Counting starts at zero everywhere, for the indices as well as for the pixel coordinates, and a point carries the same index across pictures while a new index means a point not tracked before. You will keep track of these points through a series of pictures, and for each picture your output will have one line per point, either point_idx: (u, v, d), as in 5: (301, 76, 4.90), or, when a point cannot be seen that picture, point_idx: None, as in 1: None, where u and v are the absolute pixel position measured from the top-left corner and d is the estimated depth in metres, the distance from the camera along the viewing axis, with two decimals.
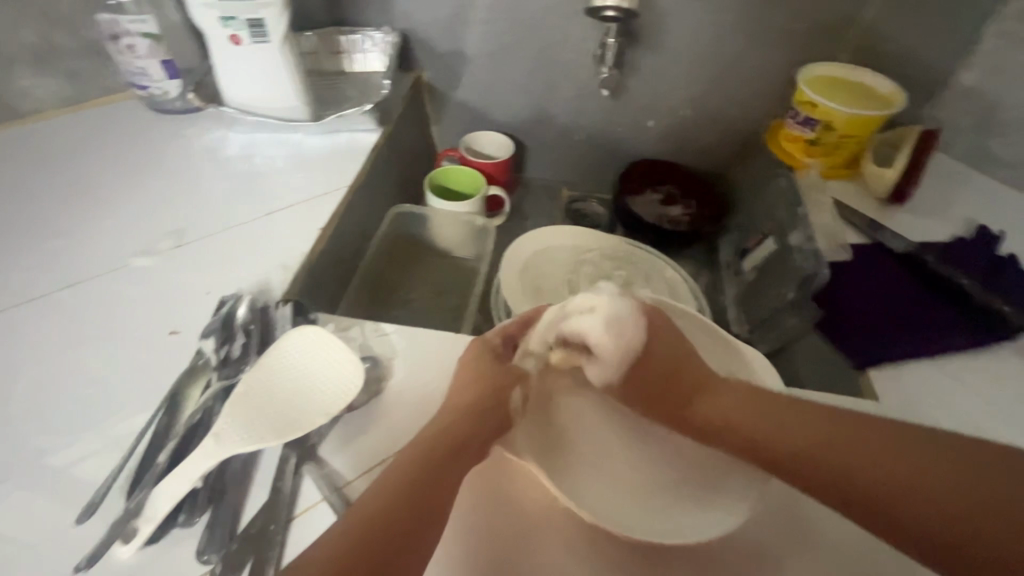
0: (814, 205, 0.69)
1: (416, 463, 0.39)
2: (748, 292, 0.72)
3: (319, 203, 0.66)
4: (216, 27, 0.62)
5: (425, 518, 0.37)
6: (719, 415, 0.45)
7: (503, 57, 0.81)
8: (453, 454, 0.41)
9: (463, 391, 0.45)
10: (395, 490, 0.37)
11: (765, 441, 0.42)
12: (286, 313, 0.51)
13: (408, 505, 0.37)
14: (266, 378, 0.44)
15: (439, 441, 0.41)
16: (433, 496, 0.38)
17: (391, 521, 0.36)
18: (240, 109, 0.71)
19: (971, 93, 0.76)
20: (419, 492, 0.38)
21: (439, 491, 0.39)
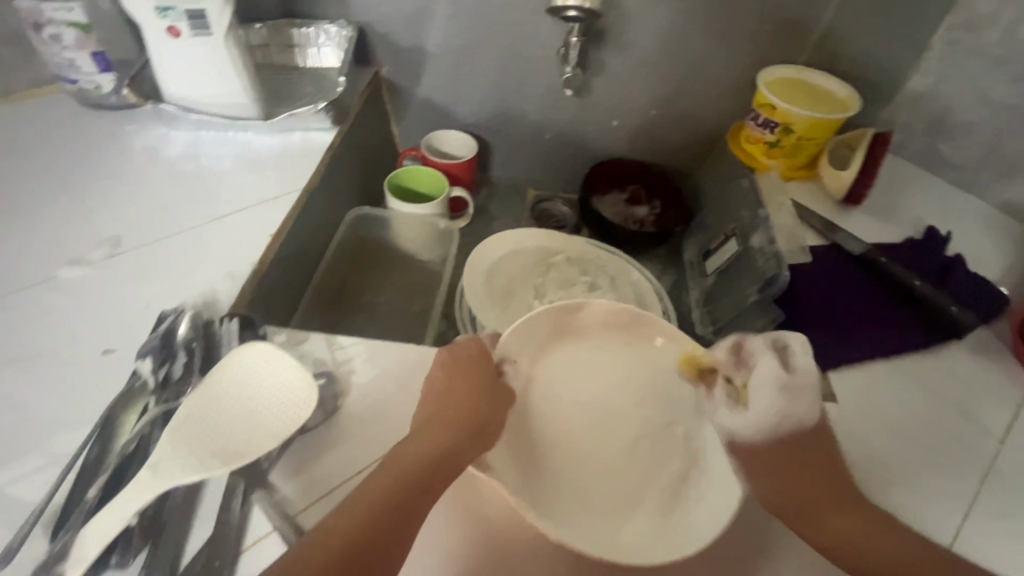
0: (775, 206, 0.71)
1: (380, 491, 0.38)
2: (713, 295, 0.72)
3: (271, 205, 0.62)
4: (152, 17, 0.58)
5: (388, 535, 0.36)
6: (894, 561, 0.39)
7: (465, 53, 0.79)
8: (422, 479, 0.39)
9: (437, 406, 0.43)
10: (350, 528, 0.36)
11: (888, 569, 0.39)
12: (231, 328, 0.46)
13: (360, 547, 0.35)
14: (210, 406, 0.41)
15: (397, 468, 0.39)
16: (394, 519, 0.37)
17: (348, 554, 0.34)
18: (179, 105, 0.66)
19: (921, 97, 0.78)
20: (372, 535, 0.36)
21: (399, 525, 0.37)
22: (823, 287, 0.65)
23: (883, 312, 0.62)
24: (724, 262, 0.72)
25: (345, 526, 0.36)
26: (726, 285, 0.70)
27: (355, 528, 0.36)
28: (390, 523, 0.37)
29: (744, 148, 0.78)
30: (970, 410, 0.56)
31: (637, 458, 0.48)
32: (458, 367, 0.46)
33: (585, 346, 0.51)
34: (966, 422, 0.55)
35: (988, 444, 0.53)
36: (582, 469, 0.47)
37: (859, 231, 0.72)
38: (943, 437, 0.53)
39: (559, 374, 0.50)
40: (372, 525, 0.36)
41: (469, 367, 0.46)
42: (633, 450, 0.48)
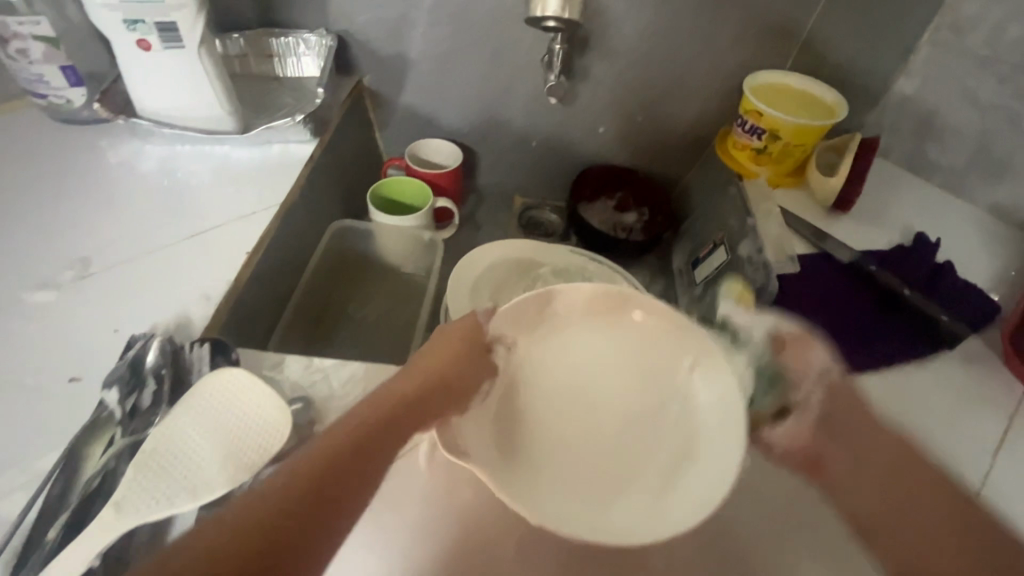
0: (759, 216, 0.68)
1: (310, 470, 0.35)
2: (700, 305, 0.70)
3: (248, 221, 0.60)
4: (121, 31, 0.56)
5: (318, 518, 0.34)
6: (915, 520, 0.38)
7: (448, 61, 0.77)
8: (374, 440, 0.38)
9: (418, 380, 0.42)
10: (296, 477, 0.34)
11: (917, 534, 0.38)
12: (200, 355, 0.44)
13: (303, 500, 0.34)
14: (178, 440, 0.40)
15: (351, 426, 0.38)
16: (319, 506, 0.34)
17: (280, 523, 0.32)
18: (152, 120, 0.64)
19: (909, 101, 0.78)
20: (299, 501, 0.33)
21: (326, 500, 0.34)
22: (811, 297, 0.64)
23: (873, 321, 0.61)
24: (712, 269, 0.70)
25: (281, 497, 0.33)
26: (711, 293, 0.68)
27: (299, 478, 0.34)
28: (319, 510, 0.34)
29: (731, 153, 0.77)
30: (961, 421, 0.55)
31: (634, 444, 0.45)
32: (445, 340, 0.44)
33: (569, 329, 0.46)
34: (957, 434, 0.54)
35: (980, 457, 0.52)
36: (579, 453, 0.44)
37: (848, 239, 0.71)
38: (935, 450, 0.52)
39: (542, 361, 0.46)
40: (317, 479, 0.35)
41: (462, 343, 0.44)
42: (629, 435, 0.45)
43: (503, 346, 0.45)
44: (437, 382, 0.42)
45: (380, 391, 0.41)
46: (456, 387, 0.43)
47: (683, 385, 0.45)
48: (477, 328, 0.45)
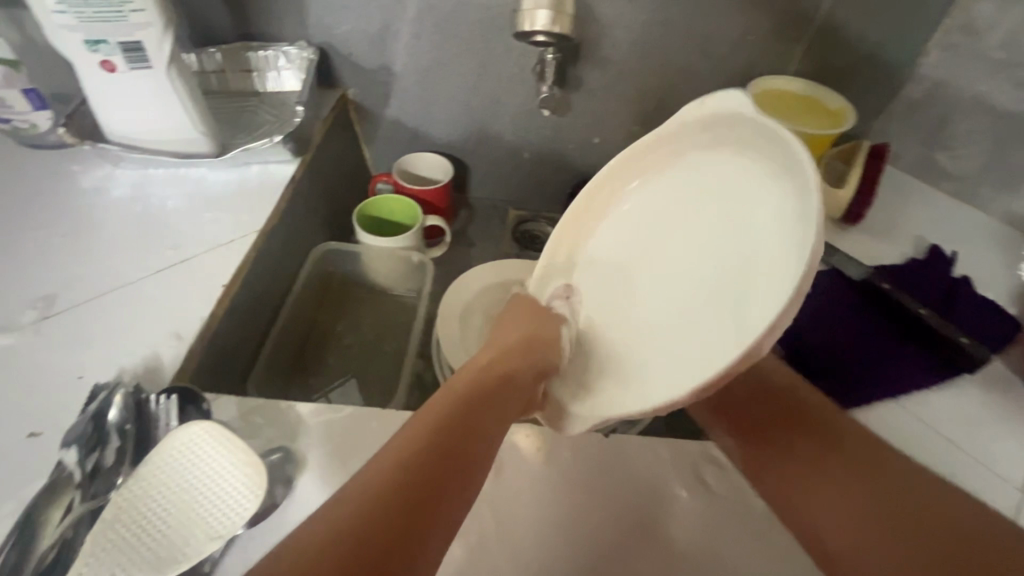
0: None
1: (434, 434, 0.34)
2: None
3: (225, 249, 0.57)
4: (83, 52, 0.53)
5: (449, 488, 0.32)
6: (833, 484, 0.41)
7: (435, 73, 0.74)
8: (484, 396, 0.39)
9: (510, 339, 0.46)
10: (397, 458, 0.32)
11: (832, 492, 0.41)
12: (169, 406, 0.42)
13: (408, 471, 0.32)
14: (142, 507, 0.37)
15: (443, 402, 0.37)
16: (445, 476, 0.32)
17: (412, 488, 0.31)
18: (122, 144, 0.61)
19: (918, 106, 0.74)
20: (428, 474, 0.32)
21: (439, 491, 0.32)
22: (820, 317, 0.61)
23: (887, 343, 0.58)
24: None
25: (403, 466, 0.32)
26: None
27: (414, 450, 0.33)
28: (455, 471, 0.33)
29: None
30: (982, 453, 0.52)
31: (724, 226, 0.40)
32: (507, 318, 0.51)
33: (606, 254, 0.50)
34: (979, 467, 0.51)
35: (1005, 492, 0.49)
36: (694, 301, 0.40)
37: (858, 253, 0.68)
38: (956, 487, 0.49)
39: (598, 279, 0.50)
40: (431, 450, 0.33)
41: (525, 314, 0.50)
42: (727, 246, 0.40)
43: (558, 298, 0.51)
44: (521, 339, 0.46)
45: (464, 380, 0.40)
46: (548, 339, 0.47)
47: (735, 175, 0.40)
48: (529, 301, 0.52)
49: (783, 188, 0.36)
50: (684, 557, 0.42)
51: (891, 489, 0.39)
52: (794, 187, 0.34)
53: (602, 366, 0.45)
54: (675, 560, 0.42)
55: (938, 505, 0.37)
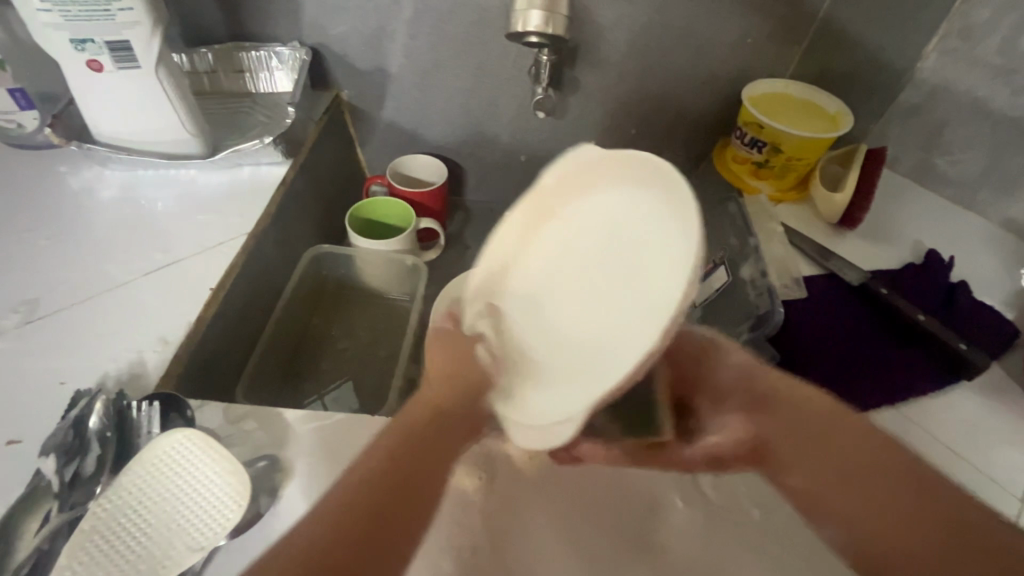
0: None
1: (335, 521, 0.32)
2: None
3: (213, 253, 0.56)
4: (69, 51, 0.52)
5: (362, 573, 0.31)
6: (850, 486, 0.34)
7: (430, 74, 0.73)
8: (430, 434, 0.37)
9: (428, 393, 0.39)
10: (335, 522, 0.32)
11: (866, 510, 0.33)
12: (152, 414, 0.41)
13: (362, 528, 0.32)
14: (119, 516, 0.36)
15: (367, 469, 0.34)
16: (355, 568, 0.31)
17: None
18: (111, 145, 0.60)
19: (917, 110, 0.74)
20: (338, 566, 0.30)
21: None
22: (817, 323, 0.60)
23: (883, 350, 0.58)
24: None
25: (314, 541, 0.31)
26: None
27: (330, 536, 0.31)
28: (367, 560, 0.31)
29: (730, 167, 0.73)
30: (983, 460, 0.51)
31: (624, 259, 0.37)
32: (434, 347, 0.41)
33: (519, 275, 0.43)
34: (980, 475, 0.50)
35: (1006, 501, 0.48)
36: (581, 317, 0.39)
37: (855, 257, 0.67)
38: None
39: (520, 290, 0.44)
40: (380, 509, 0.33)
41: (445, 347, 0.41)
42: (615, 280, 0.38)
43: (485, 318, 0.43)
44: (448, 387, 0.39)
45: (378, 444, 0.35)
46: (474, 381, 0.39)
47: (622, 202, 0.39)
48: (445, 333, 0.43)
49: (673, 229, 0.34)
50: (675, 566, 0.42)
51: (920, 487, 0.33)
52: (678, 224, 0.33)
53: (527, 395, 0.40)
54: (667, 568, 0.42)
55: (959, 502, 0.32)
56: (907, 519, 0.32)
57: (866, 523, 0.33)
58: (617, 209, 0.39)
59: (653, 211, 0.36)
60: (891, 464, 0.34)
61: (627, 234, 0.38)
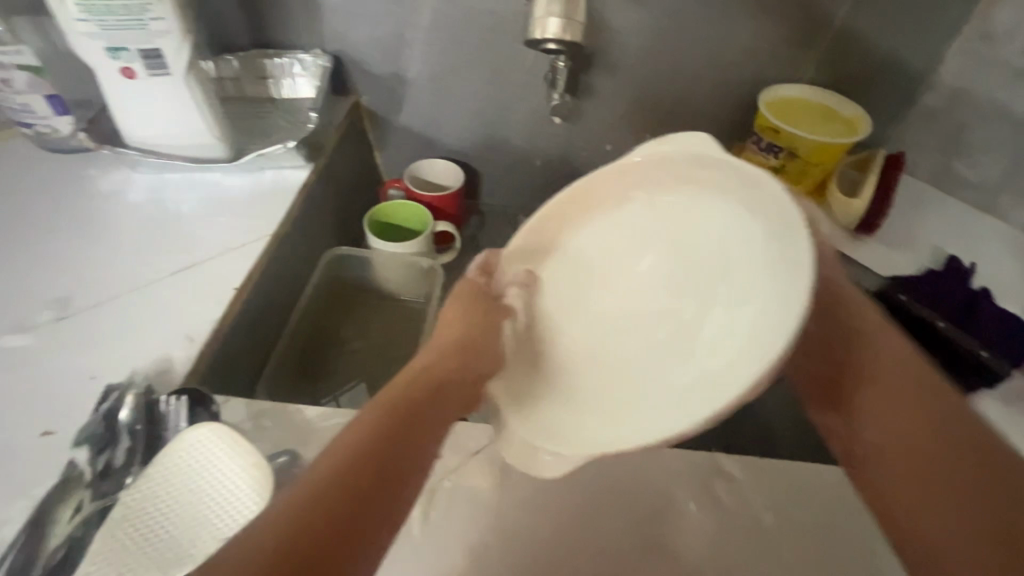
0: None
1: (350, 461, 0.32)
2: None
3: (238, 254, 0.58)
4: (104, 59, 0.54)
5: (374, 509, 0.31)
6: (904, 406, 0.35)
7: (448, 80, 0.74)
8: (433, 400, 0.39)
9: (447, 345, 0.44)
10: (343, 472, 0.31)
11: (877, 420, 0.36)
12: (178, 408, 0.42)
13: (367, 478, 0.31)
14: (148, 507, 0.37)
15: (370, 419, 0.35)
16: (373, 503, 0.31)
17: (331, 513, 0.29)
18: (140, 149, 0.62)
19: (937, 115, 0.73)
20: (344, 501, 0.30)
21: (368, 516, 0.30)
22: None
23: None
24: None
25: (330, 480, 0.31)
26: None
27: (342, 474, 0.31)
28: (382, 495, 0.31)
29: (746, 171, 0.73)
30: None
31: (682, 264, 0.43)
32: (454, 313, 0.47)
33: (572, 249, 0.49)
34: None
35: None
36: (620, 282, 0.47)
37: (874, 263, 0.67)
38: None
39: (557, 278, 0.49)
40: (390, 434, 0.34)
41: (475, 311, 0.47)
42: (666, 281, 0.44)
43: (515, 286, 0.49)
44: (457, 346, 0.44)
45: (390, 394, 0.37)
46: (482, 340, 0.46)
47: (694, 209, 0.43)
48: (478, 289, 0.49)
49: (747, 224, 0.39)
50: (690, 574, 0.41)
51: (935, 423, 0.34)
52: (754, 226, 0.39)
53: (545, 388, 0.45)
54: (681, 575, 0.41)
55: (980, 438, 0.33)
56: (915, 447, 0.34)
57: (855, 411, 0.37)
58: (685, 215, 0.44)
59: (746, 228, 0.39)
60: (924, 381, 0.36)
61: (700, 240, 0.43)
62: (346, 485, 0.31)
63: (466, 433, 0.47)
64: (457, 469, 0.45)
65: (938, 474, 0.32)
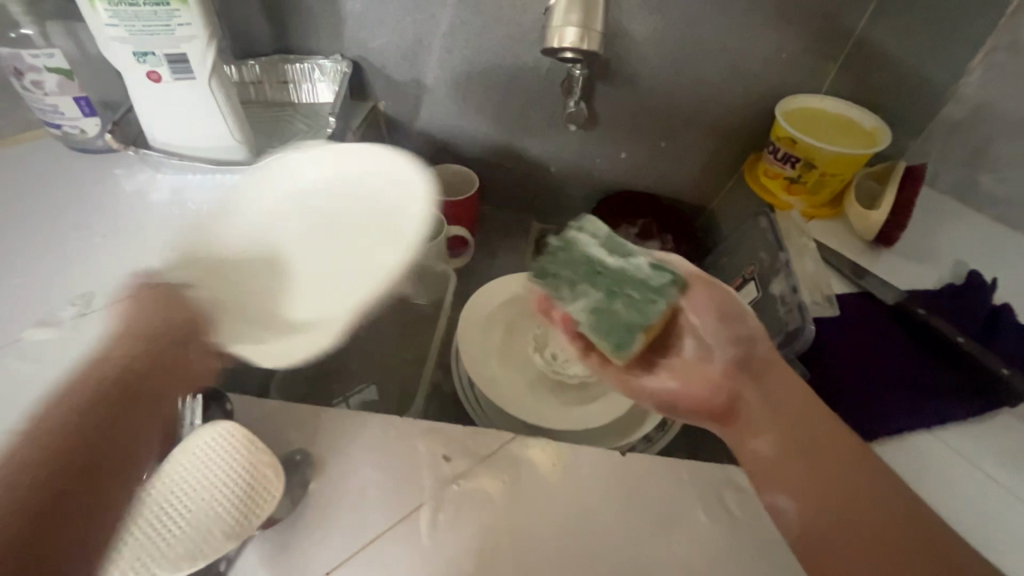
0: (578, 223, 0.52)
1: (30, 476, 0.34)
2: (595, 330, 0.48)
3: (255, 255, 0.59)
4: (132, 63, 0.56)
5: (53, 521, 0.33)
6: (833, 475, 0.42)
7: (466, 87, 0.75)
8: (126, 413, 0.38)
9: (130, 348, 0.40)
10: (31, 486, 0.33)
11: (818, 496, 0.41)
12: (196, 406, 0.43)
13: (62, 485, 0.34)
14: (163, 504, 0.37)
15: (63, 429, 0.36)
16: (51, 520, 0.33)
17: (36, 525, 0.32)
18: (165, 151, 0.63)
19: (960, 128, 0.72)
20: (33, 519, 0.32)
21: (57, 519, 0.33)
22: (851, 344, 0.59)
23: (921, 373, 0.56)
24: (572, 272, 0.49)
25: (29, 487, 0.33)
26: (637, 321, 0.47)
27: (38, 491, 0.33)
28: (57, 515, 0.33)
29: (760, 181, 0.72)
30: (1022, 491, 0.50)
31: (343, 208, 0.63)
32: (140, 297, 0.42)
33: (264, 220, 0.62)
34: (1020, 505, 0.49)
35: None
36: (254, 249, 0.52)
37: (894, 277, 0.66)
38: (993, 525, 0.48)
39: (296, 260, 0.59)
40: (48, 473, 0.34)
41: (145, 302, 0.42)
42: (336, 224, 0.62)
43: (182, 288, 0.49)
44: (139, 346, 0.40)
45: (79, 400, 0.37)
46: (180, 330, 0.42)
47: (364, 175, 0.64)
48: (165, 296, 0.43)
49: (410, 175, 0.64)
50: None
51: (872, 495, 0.40)
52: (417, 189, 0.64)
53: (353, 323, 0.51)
54: None
55: (938, 534, 0.38)
56: (852, 520, 0.40)
57: (802, 490, 0.42)
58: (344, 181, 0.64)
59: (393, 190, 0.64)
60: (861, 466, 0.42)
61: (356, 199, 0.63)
62: (29, 518, 0.32)
63: (476, 438, 0.47)
64: (467, 474, 0.44)
65: (862, 539, 0.39)
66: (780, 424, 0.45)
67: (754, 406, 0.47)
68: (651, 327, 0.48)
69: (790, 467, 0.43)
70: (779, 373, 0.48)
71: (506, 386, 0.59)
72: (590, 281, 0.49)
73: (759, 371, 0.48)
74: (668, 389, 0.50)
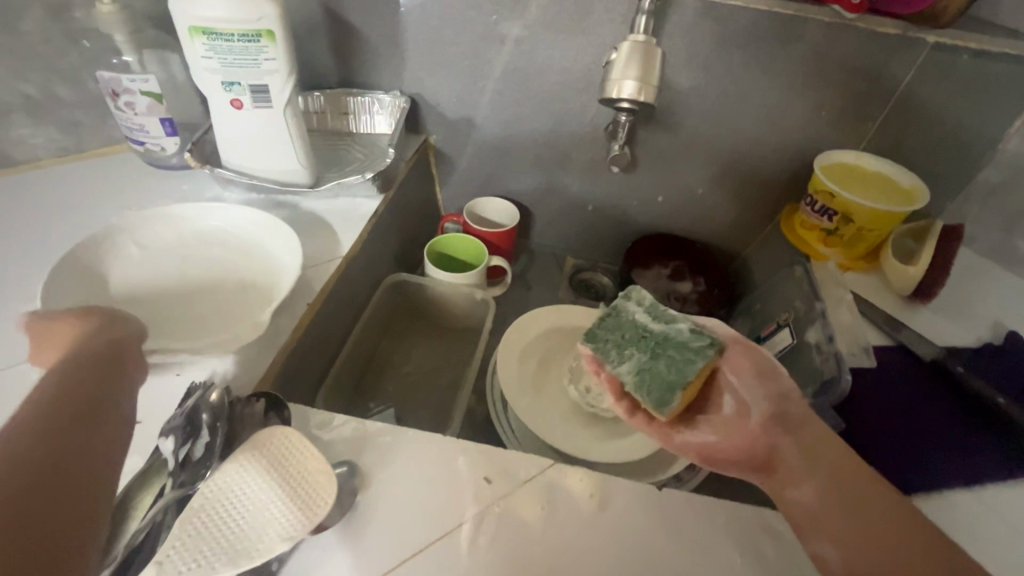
0: (627, 292, 0.53)
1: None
2: (638, 389, 0.48)
3: (311, 272, 0.62)
4: (218, 90, 0.61)
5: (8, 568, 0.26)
6: (880, 531, 0.41)
7: (515, 127, 0.79)
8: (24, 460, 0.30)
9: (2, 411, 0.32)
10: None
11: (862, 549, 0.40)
12: (257, 410, 0.46)
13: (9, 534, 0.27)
14: (223, 500, 0.40)
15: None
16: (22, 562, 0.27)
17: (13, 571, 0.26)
18: (238, 171, 0.68)
19: (996, 192, 0.73)
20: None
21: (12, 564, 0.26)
22: (888, 397, 0.60)
23: (961, 431, 0.56)
24: (619, 336, 0.51)
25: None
26: (677, 379, 0.47)
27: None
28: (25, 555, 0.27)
29: (797, 232, 0.74)
30: None
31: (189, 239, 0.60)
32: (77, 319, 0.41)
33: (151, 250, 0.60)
34: None
35: None
36: None
37: (929, 333, 0.66)
38: None
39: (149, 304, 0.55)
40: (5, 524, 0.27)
41: None
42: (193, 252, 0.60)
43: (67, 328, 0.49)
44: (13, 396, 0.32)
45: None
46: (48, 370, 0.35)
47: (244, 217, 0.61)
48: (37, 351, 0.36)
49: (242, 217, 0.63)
50: None
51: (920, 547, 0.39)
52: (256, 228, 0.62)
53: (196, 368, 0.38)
54: None
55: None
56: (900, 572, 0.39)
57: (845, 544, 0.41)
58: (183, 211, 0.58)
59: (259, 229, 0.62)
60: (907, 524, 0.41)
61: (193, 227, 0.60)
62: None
63: (515, 463, 0.48)
64: (507, 497, 0.45)
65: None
66: (820, 476, 0.44)
67: (794, 459, 0.46)
68: (690, 387, 0.47)
69: (830, 520, 0.42)
70: (817, 426, 0.47)
71: (539, 413, 0.60)
72: (636, 345, 0.50)
73: (796, 424, 0.47)
74: (708, 441, 0.49)
